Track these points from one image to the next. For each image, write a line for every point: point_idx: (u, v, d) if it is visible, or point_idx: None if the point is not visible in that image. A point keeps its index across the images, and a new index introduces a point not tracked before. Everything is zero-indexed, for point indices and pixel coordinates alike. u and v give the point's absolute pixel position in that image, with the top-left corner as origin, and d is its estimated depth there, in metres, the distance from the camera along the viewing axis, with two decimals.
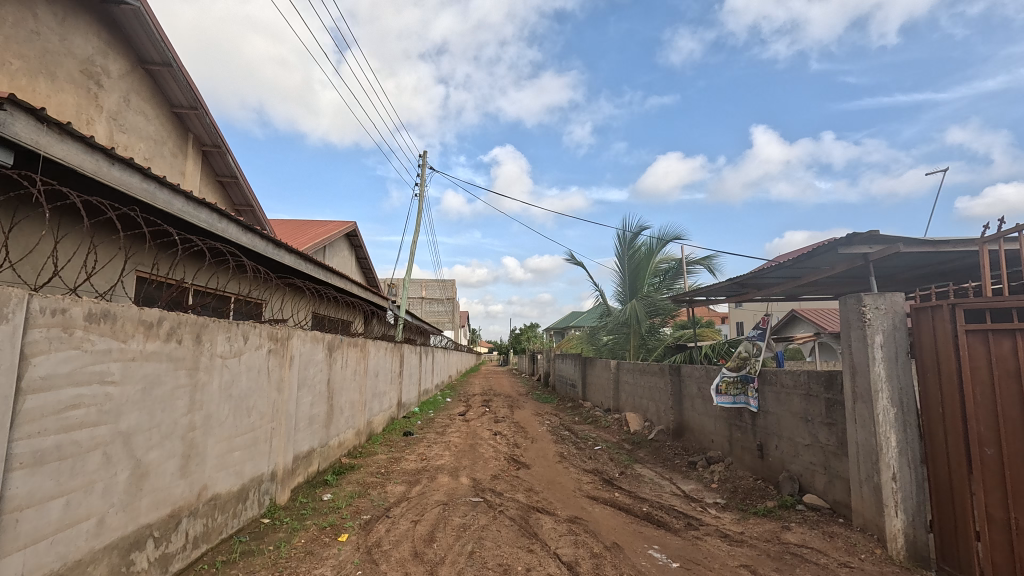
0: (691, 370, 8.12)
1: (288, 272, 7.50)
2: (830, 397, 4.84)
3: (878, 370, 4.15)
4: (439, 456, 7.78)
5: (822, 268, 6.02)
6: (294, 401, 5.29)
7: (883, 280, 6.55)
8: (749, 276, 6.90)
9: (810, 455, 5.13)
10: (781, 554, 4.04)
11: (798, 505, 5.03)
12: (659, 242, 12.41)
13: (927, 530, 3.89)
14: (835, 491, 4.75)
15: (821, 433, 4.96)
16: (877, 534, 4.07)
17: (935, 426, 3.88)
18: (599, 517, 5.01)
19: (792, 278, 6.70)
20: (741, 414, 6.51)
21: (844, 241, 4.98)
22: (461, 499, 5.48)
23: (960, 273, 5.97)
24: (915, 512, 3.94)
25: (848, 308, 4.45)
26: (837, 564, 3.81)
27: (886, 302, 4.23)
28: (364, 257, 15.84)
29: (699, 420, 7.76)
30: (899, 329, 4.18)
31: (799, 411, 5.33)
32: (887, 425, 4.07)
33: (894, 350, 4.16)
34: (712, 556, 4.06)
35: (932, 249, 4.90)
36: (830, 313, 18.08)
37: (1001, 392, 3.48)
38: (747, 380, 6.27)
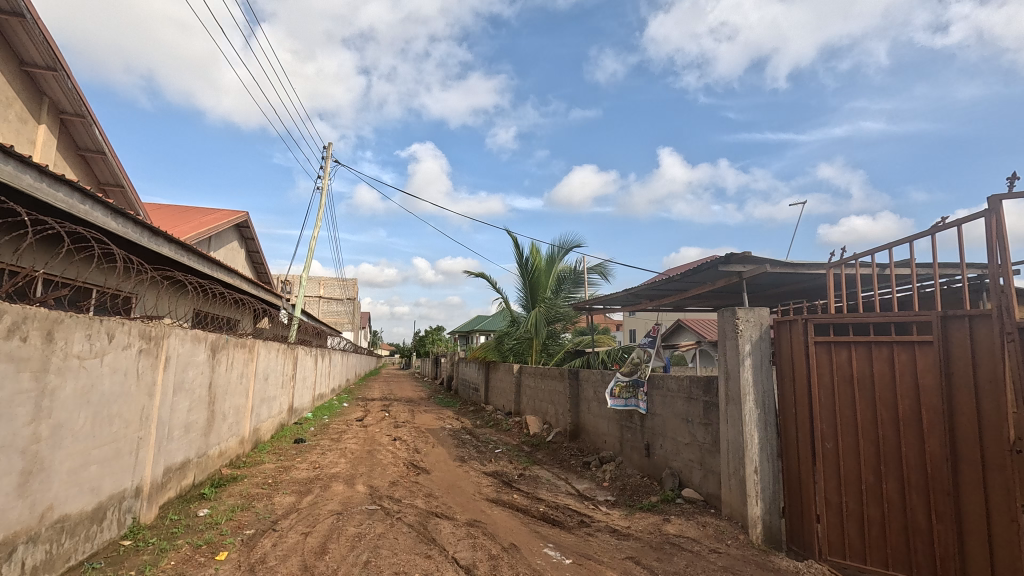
0: (588, 375, 8.54)
1: (165, 263, 6.74)
2: (708, 400, 5.36)
3: (746, 376, 4.68)
4: (333, 464, 7.41)
5: (705, 283, 6.69)
6: (167, 407, 4.76)
7: (753, 296, 7.39)
8: (642, 288, 7.47)
9: (689, 452, 5.63)
10: (661, 545, 4.39)
11: (677, 499, 5.51)
12: (561, 251, 12.91)
13: (780, 515, 4.47)
14: (709, 485, 5.27)
15: (699, 433, 5.48)
16: (741, 521, 4.58)
17: (789, 425, 4.47)
18: (498, 519, 5.09)
19: (678, 291, 7.37)
20: (631, 415, 6.98)
21: (724, 259, 5.60)
22: (356, 508, 5.27)
23: (812, 293, 6.91)
24: (771, 501, 4.50)
25: (724, 319, 4.97)
26: (708, 551, 4.23)
27: (755, 315, 4.78)
28: (256, 250, 14.68)
29: (594, 422, 8.18)
30: (764, 339, 4.75)
31: (682, 412, 5.83)
32: (752, 424, 4.60)
33: (760, 357, 4.72)
34: (601, 551, 4.30)
35: (792, 270, 5.63)
36: (710, 323, 20.04)
37: (839, 395, 4.08)
38: (638, 384, 6.73)
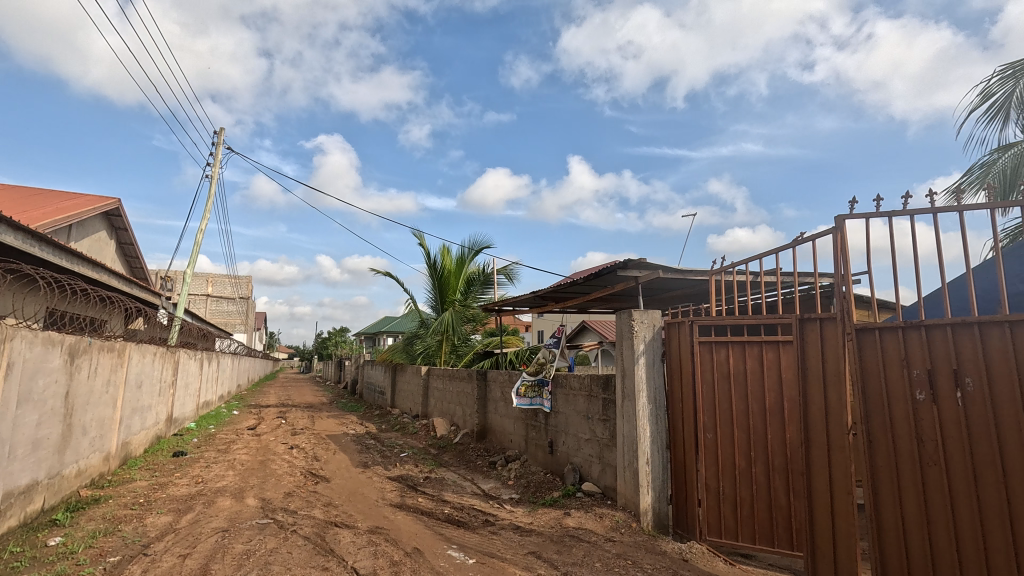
0: (495, 375, 8.65)
1: (9, 254, 5.79)
2: (606, 397, 5.67)
3: (640, 373, 5.02)
4: (219, 477, 6.81)
5: (606, 287, 7.12)
6: (9, 421, 4.09)
7: (649, 300, 7.95)
8: (548, 291, 7.75)
9: (589, 447, 5.92)
10: (561, 537, 4.57)
11: (577, 493, 5.78)
12: (471, 253, 12.95)
13: (668, 502, 4.86)
14: (606, 477, 5.58)
15: (598, 428, 5.77)
16: (633, 510, 4.91)
17: (676, 418, 4.87)
18: (401, 524, 4.98)
19: (582, 294, 7.76)
20: (536, 414, 7.18)
21: (623, 265, 6.06)
22: (245, 523, 4.89)
23: (699, 298, 7.60)
24: (660, 490, 4.87)
25: (622, 321, 5.29)
26: (603, 540, 4.48)
27: (648, 317, 5.13)
28: (129, 242, 13.06)
29: (500, 422, 8.30)
30: (656, 339, 5.12)
31: (583, 410, 6.11)
32: (644, 418, 4.94)
33: (653, 356, 5.09)
34: (504, 548, 4.38)
35: (681, 276, 6.15)
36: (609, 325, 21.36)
37: (718, 389, 4.53)
38: (543, 383, 6.95)
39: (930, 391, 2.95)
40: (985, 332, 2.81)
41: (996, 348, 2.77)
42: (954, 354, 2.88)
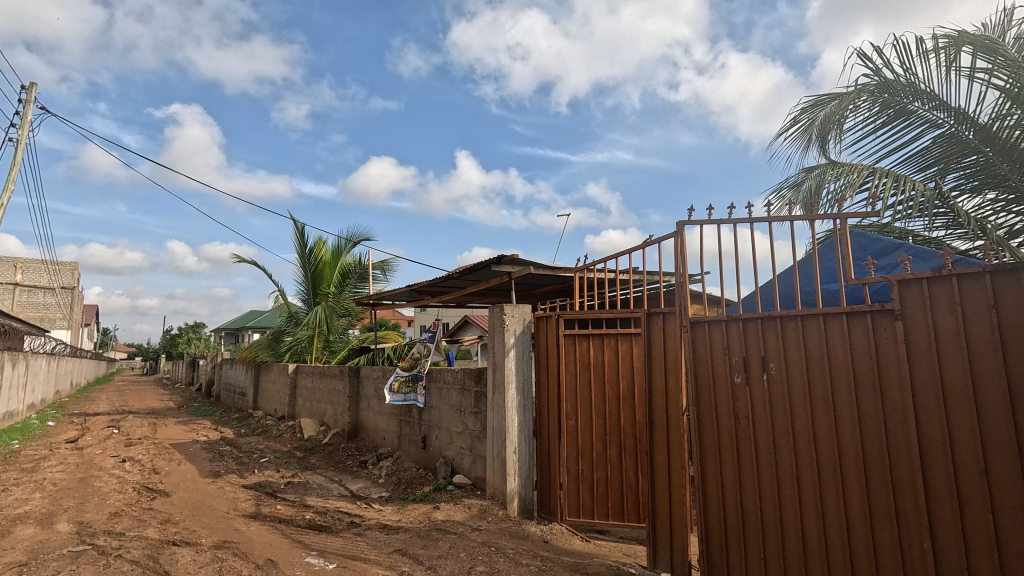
0: (369, 372, 8.35)
1: None
2: (478, 389, 5.77)
3: (510, 366, 5.19)
4: (21, 501, 5.69)
5: (481, 281, 7.27)
6: None
7: (523, 295, 8.24)
8: (425, 284, 7.68)
9: (461, 440, 5.99)
10: (428, 532, 4.56)
11: (448, 486, 5.81)
12: (348, 244, 12.31)
13: (533, 488, 5.09)
14: (476, 469, 5.69)
15: (469, 421, 5.85)
16: (500, 498, 5.08)
17: (543, 408, 5.13)
18: (254, 535, 4.60)
19: (459, 289, 7.82)
20: (410, 409, 7.08)
21: (496, 260, 6.25)
22: (52, 554, 4.14)
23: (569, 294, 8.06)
24: (526, 477, 5.09)
25: (494, 315, 5.41)
26: (470, 530, 4.57)
27: (519, 311, 5.30)
28: None
29: (373, 419, 8.04)
30: (526, 333, 5.30)
31: (455, 403, 6.15)
32: (513, 409, 5.12)
33: (522, 349, 5.26)
34: (368, 548, 4.26)
35: (551, 273, 6.48)
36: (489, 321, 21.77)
37: (580, 379, 4.87)
38: (417, 378, 6.87)
39: (744, 375, 3.37)
40: (784, 323, 3.20)
41: (793, 337, 3.17)
42: (762, 343, 3.29)
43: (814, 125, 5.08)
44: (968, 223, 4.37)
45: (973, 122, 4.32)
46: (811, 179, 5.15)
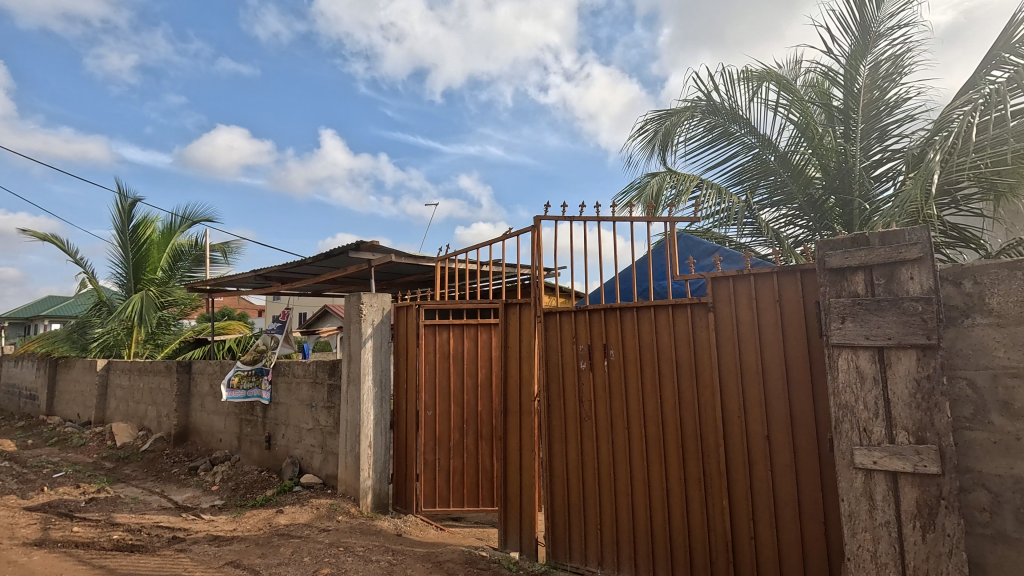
0: (203, 366, 7.39)
1: None
2: (331, 382, 5.43)
3: (367, 357, 4.96)
4: None
5: (338, 268, 6.86)
6: None
7: (385, 284, 7.96)
8: (274, 270, 7.02)
9: (311, 437, 5.60)
10: (268, 539, 4.19)
11: (295, 487, 5.41)
12: (183, 223, 10.71)
13: (388, 482, 4.95)
14: (327, 466, 5.37)
15: (321, 416, 5.50)
16: (353, 495, 4.86)
17: (401, 399, 5.01)
18: (38, 566, 3.78)
19: (313, 275, 7.29)
20: (252, 407, 6.43)
21: (355, 246, 5.94)
22: None
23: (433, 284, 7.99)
24: (382, 471, 4.92)
25: (351, 304, 5.13)
26: (317, 532, 4.30)
27: (377, 301, 5.08)
28: None
29: (207, 419, 7.15)
30: (385, 323, 5.11)
31: (305, 398, 5.73)
32: (369, 402, 4.91)
33: (380, 339, 5.05)
34: (193, 565, 3.77)
35: (414, 261, 6.35)
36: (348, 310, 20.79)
37: (439, 369, 4.86)
38: (261, 372, 6.26)
39: (588, 361, 3.65)
40: (623, 313, 3.52)
41: (630, 326, 3.49)
42: (604, 332, 3.59)
43: (656, 136, 5.62)
44: (767, 233, 5.22)
45: (775, 148, 5.15)
46: (652, 185, 5.71)
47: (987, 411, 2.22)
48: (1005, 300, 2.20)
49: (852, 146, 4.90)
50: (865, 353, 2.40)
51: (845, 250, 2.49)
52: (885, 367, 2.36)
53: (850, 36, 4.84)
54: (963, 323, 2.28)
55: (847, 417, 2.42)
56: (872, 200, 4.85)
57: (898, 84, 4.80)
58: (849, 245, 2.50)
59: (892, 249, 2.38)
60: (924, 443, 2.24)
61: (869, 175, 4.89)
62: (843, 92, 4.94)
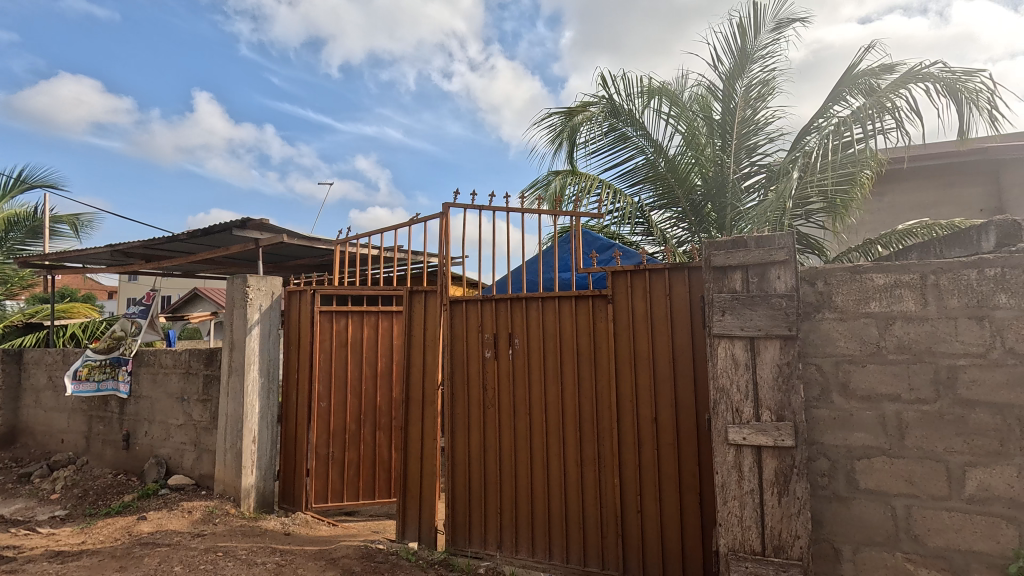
0: (39, 356, 6.27)
1: None
2: (208, 373, 4.91)
3: (252, 345, 4.55)
4: None
5: (218, 247, 6.20)
6: None
7: (273, 266, 7.35)
8: (137, 246, 6.14)
9: (181, 434, 5.03)
10: (129, 550, 3.69)
11: (161, 490, 4.83)
12: (12, 185, 8.96)
13: (274, 479, 4.60)
14: (202, 465, 4.87)
15: (194, 411, 4.95)
16: (233, 495, 4.46)
17: (291, 390, 4.67)
18: None
19: (186, 254, 6.51)
20: (106, 402, 5.60)
21: (240, 224, 5.40)
22: None
23: (328, 268, 7.53)
24: (267, 467, 4.56)
25: (234, 286, 4.67)
26: (190, 538, 3.88)
27: (266, 284, 4.68)
28: None
29: (45, 418, 6.10)
30: (274, 309, 4.71)
31: (176, 391, 5.12)
32: (253, 394, 4.52)
33: (268, 327, 4.66)
34: None
35: (307, 243, 5.93)
36: (221, 294, 18.91)
37: (335, 358, 4.60)
38: (119, 362, 5.46)
39: (493, 350, 3.69)
40: (529, 304, 3.61)
41: (535, 316, 3.59)
42: (510, 322, 3.65)
43: (562, 132, 5.78)
44: (656, 233, 5.66)
45: (665, 154, 5.57)
46: (556, 181, 5.86)
47: (830, 392, 2.62)
48: (847, 298, 2.61)
49: (727, 158, 5.48)
50: (740, 342, 2.71)
51: (728, 251, 2.77)
52: (755, 354, 2.68)
53: (729, 58, 5.38)
54: (816, 317, 2.65)
55: (723, 400, 2.72)
56: (740, 208, 5.48)
57: (763, 106, 5.46)
58: (730, 246, 2.78)
59: (764, 251, 2.70)
60: (783, 419, 2.59)
61: (740, 186, 5.52)
62: (722, 107, 5.48)
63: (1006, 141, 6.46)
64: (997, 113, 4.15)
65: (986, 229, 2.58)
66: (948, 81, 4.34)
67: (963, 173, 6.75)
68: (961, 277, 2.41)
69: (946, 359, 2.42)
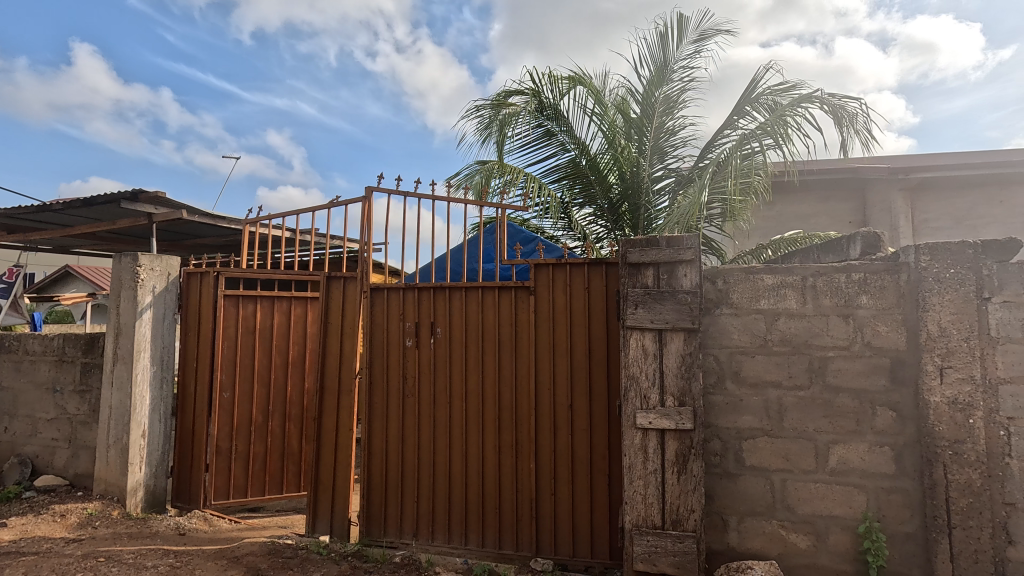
0: None
1: None
2: (87, 361, 4.39)
3: (143, 331, 4.14)
4: None
5: (102, 220, 5.53)
6: None
7: (168, 245, 6.69)
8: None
9: (52, 430, 4.47)
10: None
11: (25, 493, 4.27)
12: None
13: (166, 476, 4.23)
14: (78, 464, 4.36)
15: (69, 403, 4.41)
16: (117, 495, 4.05)
17: (188, 380, 4.30)
18: None
19: (60, 226, 5.73)
20: None
21: (130, 195, 4.86)
22: None
23: (233, 249, 6.99)
24: (158, 463, 4.18)
25: (122, 265, 4.21)
26: (64, 544, 3.49)
27: (161, 264, 4.26)
28: None
29: None
30: (170, 291, 4.30)
31: (46, 381, 4.53)
32: (144, 385, 4.12)
33: (163, 311, 4.25)
34: None
35: (210, 222, 5.48)
36: (99, 274, 16.91)
37: (241, 346, 4.31)
38: None
39: (414, 339, 3.65)
40: (452, 294, 3.61)
41: (458, 306, 3.60)
42: (432, 311, 3.63)
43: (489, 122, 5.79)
44: (576, 228, 5.86)
45: (588, 153, 5.79)
46: (482, 172, 5.88)
47: (724, 379, 2.90)
48: (742, 295, 2.90)
49: (643, 160, 5.80)
50: (649, 334, 2.92)
51: (642, 249, 2.96)
52: (662, 345, 2.90)
53: (650, 66, 5.70)
54: (715, 312, 2.93)
55: (633, 386, 2.92)
56: (651, 209, 5.83)
57: (678, 114, 5.85)
58: (645, 244, 2.98)
59: (674, 250, 2.92)
60: (684, 404, 2.83)
61: (652, 188, 5.86)
62: (641, 112, 5.79)
63: (871, 163, 7.43)
64: (869, 138, 4.78)
65: (854, 238, 2.98)
66: (834, 106, 4.92)
67: (836, 189, 7.69)
68: (834, 280, 2.77)
69: (819, 351, 2.77)
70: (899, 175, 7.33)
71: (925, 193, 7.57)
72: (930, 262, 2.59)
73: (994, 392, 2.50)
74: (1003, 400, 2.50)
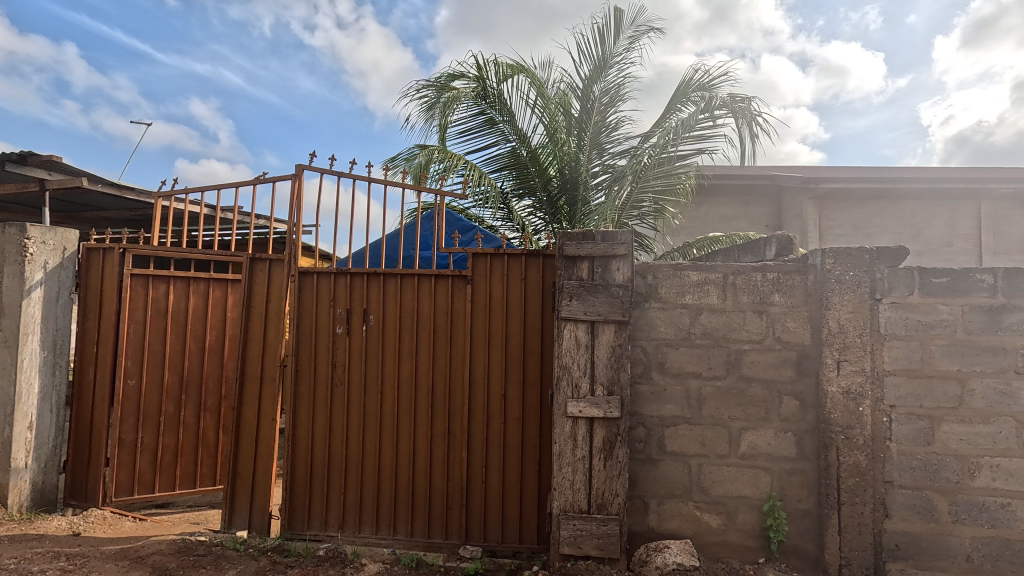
0: None
1: None
2: None
3: (32, 312, 3.70)
4: None
5: None
6: None
7: (64, 216, 6.02)
8: None
9: None
10: None
11: None
12: None
13: (59, 473, 3.83)
14: None
15: None
16: None
17: (87, 366, 3.91)
18: None
19: None
20: None
21: (17, 158, 4.36)
22: None
23: (142, 225, 6.40)
24: (48, 458, 3.78)
25: (7, 237, 3.74)
26: None
27: (54, 238, 3.82)
28: None
29: None
30: (65, 268, 3.87)
31: None
32: (32, 372, 3.69)
33: (56, 290, 3.82)
34: None
35: (116, 193, 4.99)
36: None
37: (150, 329, 3.97)
38: None
39: (345, 326, 3.53)
40: (386, 280, 3.51)
41: (392, 293, 3.51)
42: (365, 297, 3.52)
43: (431, 106, 5.68)
44: (515, 219, 5.89)
45: (529, 145, 5.82)
46: (422, 156, 5.74)
47: (650, 370, 3.04)
48: (668, 290, 3.04)
49: (581, 155, 5.90)
50: (583, 326, 2.99)
51: (579, 241, 3.02)
52: (594, 336, 2.99)
53: (591, 62, 5.81)
54: (644, 306, 3.05)
55: (565, 376, 2.99)
56: (587, 204, 5.92)
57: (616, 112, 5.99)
58: (581, 238, 3.03)
59: (609, 245, 3.01)
60: (613, 394, 2.94)
61: (589, 183, 5.96)
62: (580, 107, 5.90)
63: (787, 172, 8.03)
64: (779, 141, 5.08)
65: (771, 241, 3.21)
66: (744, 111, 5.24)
67: (756, 195, 8.25)
68: (751, 279, 2.97)
69: (735, 345, 2.97)
70: (810, 185, 7.98)
71: (832, 203, 8.30)
72: (834, 265, 2.85)
73: (881, 383, 2.80)
74: (888, 390, 2.80)
